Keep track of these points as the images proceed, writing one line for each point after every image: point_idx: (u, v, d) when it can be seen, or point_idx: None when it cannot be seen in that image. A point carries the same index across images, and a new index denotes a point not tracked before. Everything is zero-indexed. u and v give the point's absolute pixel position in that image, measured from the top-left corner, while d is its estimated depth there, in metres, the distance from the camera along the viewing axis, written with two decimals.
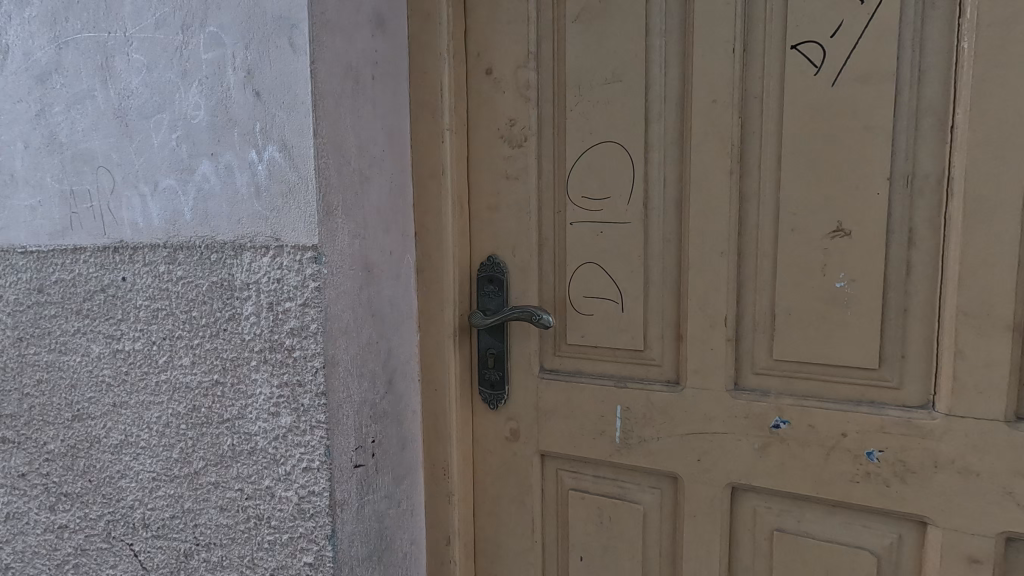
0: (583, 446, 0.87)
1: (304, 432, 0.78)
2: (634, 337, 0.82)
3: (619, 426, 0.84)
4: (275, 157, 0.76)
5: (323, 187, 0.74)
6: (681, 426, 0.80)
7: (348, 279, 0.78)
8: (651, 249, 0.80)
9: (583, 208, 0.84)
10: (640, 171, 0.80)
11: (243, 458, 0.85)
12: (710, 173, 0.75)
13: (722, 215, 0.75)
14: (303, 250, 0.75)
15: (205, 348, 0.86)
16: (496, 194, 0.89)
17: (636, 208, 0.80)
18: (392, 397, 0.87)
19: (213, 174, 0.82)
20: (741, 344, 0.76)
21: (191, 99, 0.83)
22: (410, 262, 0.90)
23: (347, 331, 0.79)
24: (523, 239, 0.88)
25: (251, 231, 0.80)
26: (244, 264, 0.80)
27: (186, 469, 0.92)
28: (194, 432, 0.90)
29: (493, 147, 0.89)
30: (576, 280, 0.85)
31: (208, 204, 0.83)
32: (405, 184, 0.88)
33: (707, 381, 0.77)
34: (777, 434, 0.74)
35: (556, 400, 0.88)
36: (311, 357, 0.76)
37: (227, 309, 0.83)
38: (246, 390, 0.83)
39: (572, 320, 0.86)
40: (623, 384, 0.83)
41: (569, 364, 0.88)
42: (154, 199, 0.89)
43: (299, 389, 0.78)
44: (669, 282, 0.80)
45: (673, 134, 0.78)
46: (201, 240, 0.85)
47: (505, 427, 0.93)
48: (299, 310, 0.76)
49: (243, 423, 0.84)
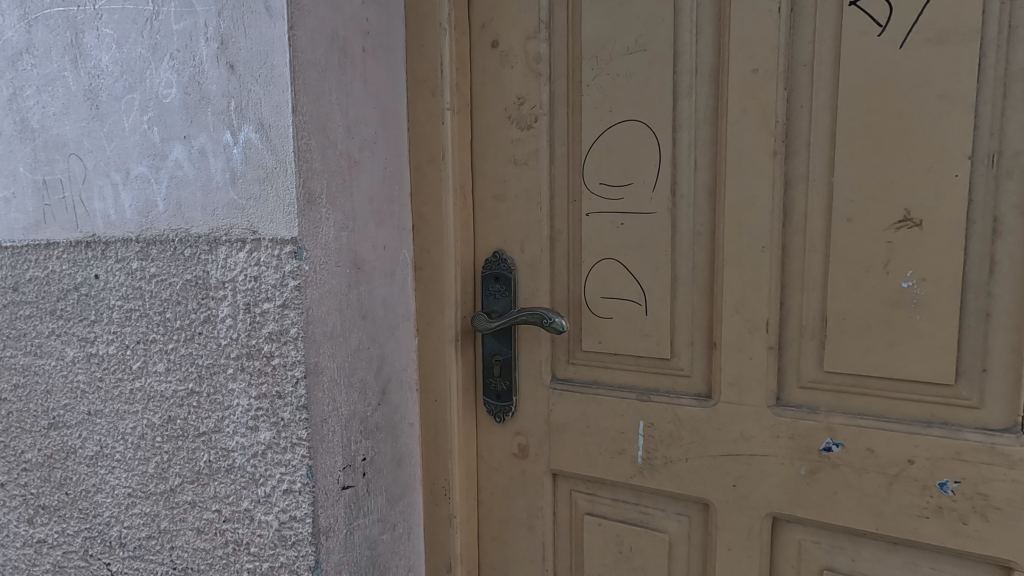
0: (600, 466, 0.77)
1: (284, 450, 0.69)
2: (659, 344, 0.72)
3: (641, 445, 0.74)
4: (252, 139, 0.67)
5: (305, 171, 0.65)
6: (713, 447, 0.69)
7: (334, 276, 0.69)
8: (679, 243, 0.70)
9: (601, 197, 0.74)
10: (667, 153, 0.70)
11: (220, 476, 0.76)
12: (749, 154, 0.65)
13: (763, 204, 0.64)
14: (282, 244, 0.66)
15: (180, 354, 0.78)
16: (503, 182, 0.80)
17: (662, 197, 0.70)
18: (385, 408, 0.78)
19: (186, 159, 0.73)
20: (785, 353, 0.65)
21: (162, 76, 0.74)
22: (406, 258, 0.80)
23: (332, 336, 0.69)
24: (533, 232, 0.78)
25: (227, 223, 0.71)
26: (219, 260, 0.72)
27: (162, 486, 0.84)
28: (170, 446, 0.82)
29: (500, 130, 0.79)
30: (593, 278, 0.75)
31: (181, 193, 0.75)
32: (401, 170, 0.79)
33: (745, 396, 0.67)
34: (828, 459, 0.63)
35: (570, 414, 0.78)
36: (291, 366, 0.67)
37: (202, 310, 0.74)
38: (223, 401, 0.74)
39: (588, 324, 0.76)
40: (646, 397, 0.73)
41: (584, 374, 0.78)
42: (126, 189, 0.81)
43: (278, 402, 0.69)
44: (700, 281, 0.69)
45: (705, 110, 0.68)
46: (174, 234, 0.76)
47: (513, 442, 0.83)
48: (278, 311, 0.67)
49: (220, 437, 0.75)
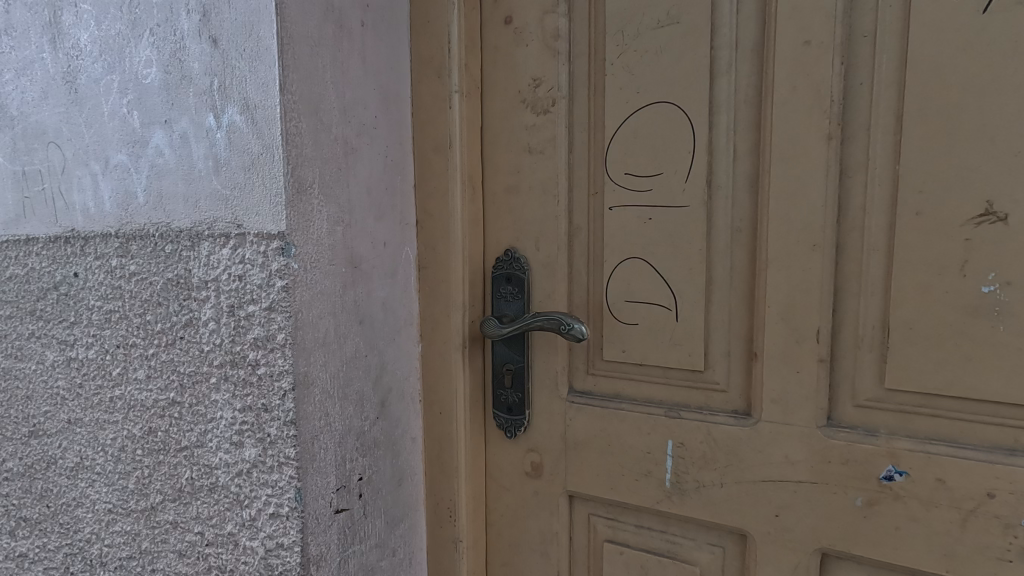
0: (622, 489, 0.69)
1: (271, 469, 0.62)
2: (691, 354, 0.64)
3: (669, 467, 0.66)
4: (236, 122, 0.60)
5: (294, 157, 0.57)
6: (753, 471, 0.61)
7: (327, 276, 0.61)
8: (715, 241, 0.62)
9: (626, 189, 0.66)
10: (702, 140, 0.62)
11: (202, 495, 0.69)
12: (800, 139, 0.56)
13: (814, 196, 0.56)
14: (269, 240, 0.59)
15: (161, 361, 0.71)
16: (517, 173, 0.72)
17: (696, 189, 0.62)
18: (384, 422, 0.70)
19: (167, 146, 0.67)
20: (839, 366, 0.57)
21: (143, 55, 0.67)
22: (409, 256, 0.73)
23: (324, 342, 0.62)
24: (550, 228, 0.71)
25: (210, 216, 0.64)
26: (202, 257, 0.65)
27: (143, 504, 0.77)
28: (151, 460, 0.75)
29: (514, 116, 0.72)
30: (616, 279, 0.67)
31: (162, 183, 0.68)
32: (404, 160, 0.72)
33: (791, 415, 0.59)
34: (888, 489, 0.55)
35: (589, 431, 0.71)
36: (278, 376, 0.60)
37: (184, 313, 0.67)
38: (205, 414, 0.67)
39: (610, 331, 0.68)
40: (676, 413, 0.65)
41: (605, 386, 0.70)
42: (105, 179, 0.75)
43: (264, 416, 0.61)
44: (739, 284, 0.62)
45: (747, 89, 0.60)
46: (155, 228, 0.69)
47: (525, 460, 0.75)
48: (263, 315, 0.60)
49: (202, 453, 0.68)
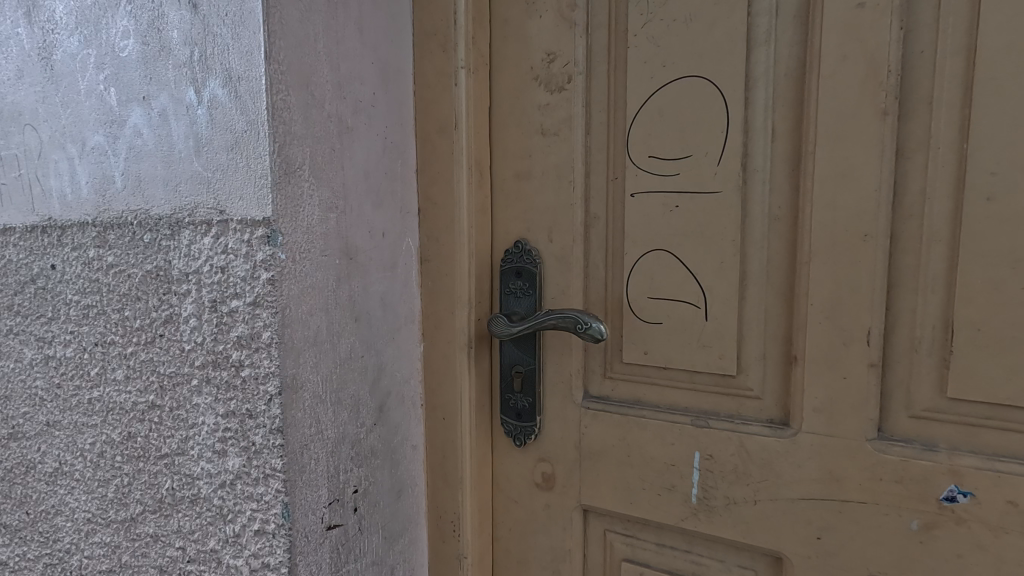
0: (643, 505, 0.63)
1: (256, 482, 0.56)
2: (721, 357, 0.58)
3: (696, 481, 0.60)
4: (218, 96, 0.54)
5: (281, 134, 0.51)
6: (791, 488, 0.55)
7: (318, 268, 0.55)
8: (749, 231, 0.56)
9: (650, 173, 0.60)
10: (737, 118, 0.55)
11: (184, 507, 0.63)
12: (850, 115, 0.50)
13: (866, 179, 0.50)
14: (252, 227, 0.53)
15: (140, 360, 0.65)
16: (528, 158, 0.66)
17: (729, 173, 0.56)
18: (381, 429, 0.64)
19: (145, 125, 0.61)
20: (892, 372, 0.51)
21: (120, 26, 0.61)
22: (410, 247, 0.67)
23: (315, 342, 0.56)
24: (564, 218, 0.64)
25: (191, 201, 0.58)
26: (182, 246, 0.59)
27: (123, 514, 0.71)
28: (131, 468, 0.69)
29: (525, 94, 0.66)
30: (638, 274, 0.61)
31: (140, 166, 0.62)
32: (405, 143, 0.66)
33: (837, 426, 0.52)
34: (949, 512, 0.49)
35: (606, 440, 0.64)
36: (263, 379, 0.54)
37: (164, 308, 0.61)
38: (186, 419, 0.61)
39: (630, 331, 0.62)
40: (703, 422, 0.59)
41: (624, 391, 0.64)
42: (82, 163, 0.69)
43: (249, 423, 0.55)
44: (777, 279, 0.55)
45: (788, 60, 0.53)
46: (133, 216, 0.63)
47: (535, 470, 0.69)
48: (248, 311, 0.54)
49: (183, 462, 0.62)
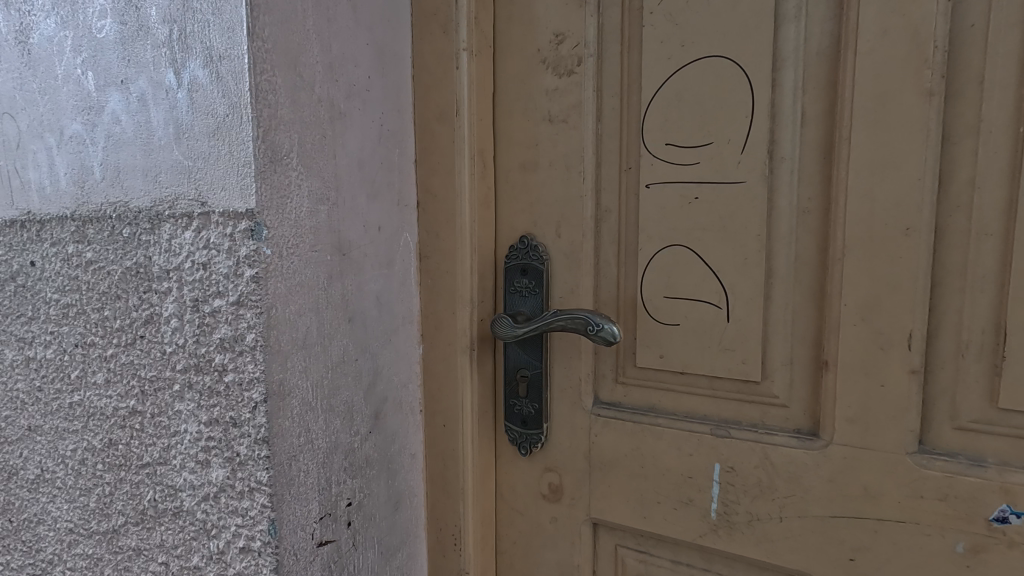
0: (658, 519, 0.58)
1: (240, 496, 0.51)
2: (745, 362, 0.53)
3: (716, 495, 0.55)
4: (198, 77, 0.50)
5: (266, 118, 0.47)
6: (821, 504, 0.51)
7: (307, 265, 0.51)
8: (776, 225, 0.51)
9: (667, 162, 0.55)
10: (763, 102, 0.51)
11: (167, 520, 0.59)
12: (891, 96, 0.45)
13: (908, 167, 0.45)
14: (235, 220, 0.48)
15: (121, 363, 0.61)
16: (534, 147, 0.62)
17: (754, 161, 0.51)
18: (377, 437, 0.60)
19: (123, 111, 0.57)
20: (935, 380, 0.46)
21: (98, 5, 0.57)
22: (408, 243, 0.63)
23: (304, 345, 0.51)
24: (573, 211, 0.60)
25: (171, 192, 0.53)
26: (162, 241, 0.54)
27: (105, 525, 0.67)
28: (113, 477, 0.65)
29: (532, 79, 0.61)
30: (654, 272, 0.57)
31: (119, 156, 0.58)
32: (403, 130, 0.62)
33: (873, 438, 0.48)
34: (1000, 533, 0.44)
35: (618, 450, 0.60)
36: (248, 385, 0.49)
37: (144, 308, 0.57)
38: (168, 427, 0.57)
39: (645, 333, 0.58)
40: (724, 432, 0.55)
41: (638, 397, 0.59)
42: (60, 154, 0.65)
43: (233, 432, 0.51)
44: (807, 276, 0.51)
45: (820, 38, 0.48)
46: (112, 209, 0.59)
47: (542, 481, 0.65)
48: (231, 311, 0.49)
49: (166, 472, 0.58)
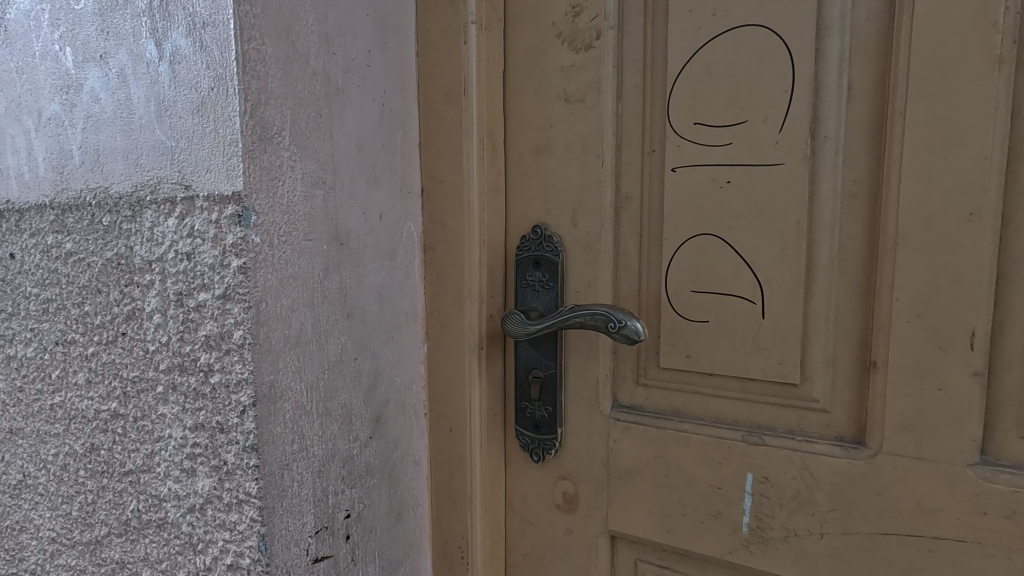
0: (683, 533, 0.54)
1: (229, 508, 0.47)
2: (781, 362, 0.48)
3: (748, 508, 0.51)
4: (181, 47, 0.45)
5: (255, 91, 0.42)
6: (868, 520, 0.46)
7: (301, 255, 0.46)
8: (818, 211, 0.46)
9: (695, 144, 0.50)
10: (805, 75, 0.46)
11: (152, 532, 0.55)
12: (952, 66, 0.41)
13: (971, 146, 0.41)
14: (221, 205, 0.44)
15: (102, 363, 0.57)
16: (549, 129, 0.57)
17: (793, 141, 0.46)
18: (378, 443, 0.55)
19: (102, 89, 0.52)
20: (999, 383, 0.42)
21: None
22: (412, 233, 0.58)
23: (298, 343, 0.47)
24: (591, 198, 0.55)
25: (153, 176, 0.49)
26: (144, 230, 0.50)
27: (88, 535, 0.63)
28: (95, 485, 0.60)
29: (546, 55, 0.56)
30: (680, 264, 0.52)
31: (99, 138, 0.53)
32: (406, 111, 0.57)
33: (927, 447, 0.43)
34: None
35: (640, 458, 0.55)
36: (235, 388, 0.45)
37: (126, 303, 0.53)
38: (152, 431, 0.53)
39: (669, 330, 0.53)
40: (757, 439, 0.50)
41: (661, 400, 0.55)
42: (37, 137, 0.59)
43: (220, 438, 0.47)
44: (853, 268, 0.46)
45: (871, 2, 0.43)
46: (92, 195, 0.55)
47: (555, 490, 0.60)
48: (217, 306, 0.45)
49: (149, 481, 0.54)
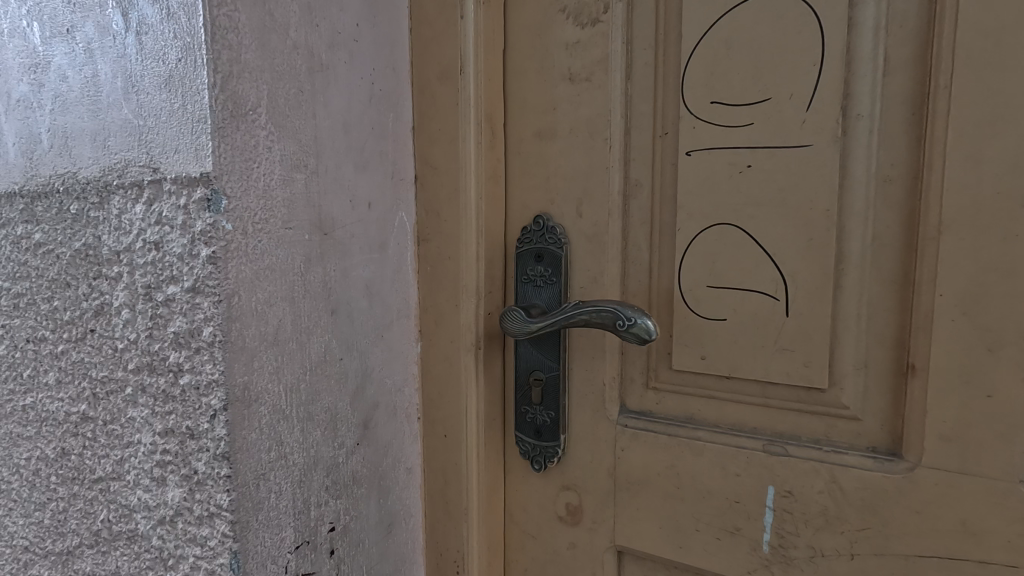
0: (697, 550, 0.49)
1: (200, 522, 0.43)
2: (807, 365, 0.44)
3: (769, 525, 0.46)
4: (148, 17, 0.41)
5: (226, 62, 0.38)
6: (904, 540, 0.42)
7: (280, 245, 0.42)
8: (849, 199, 0.42)
9: (712, 125, 0.46)
10: (836, 47, 0.41)
11: (123, 545, 0.51)
12: (1006, 34, 0.36)
13: None
14: (189, 189, 0.40)
15: (72, 362, 0.53)
16: (552, 112, 0.53)
17: (822, 120, 0.42)
18: (366, 450, 0.51)
19: (70, 66, 0.48)
20: None
21: None
22: (404, 223, 0.54)
23: (275, 341, 0.43)
24: (597, 186, 0.51)
25: (120, 159, 0.45)
26: (112, 217, 0.46)
27: (59, 546, 0.59)
28: (66, 492, 0.56)
29: (549, 31, 0.52)
30: (695, 257, 0.47)
31: (67, 120, 0.49)
32: (397, 91, 0.53)
33: (974, 461, 0.39)
34: None
35: (649, 469, 0.51)
36: (206, 390, 0.41)
37: (94, 297, 0.49)
38: (121, 436, 0.49)
39: (683, 330, 0.49)
40: (779, 449, 0.45)
41: (673, 405, 0.50)
42: (6, 120, 0.55)
43: (189, 445, 0.43)
44: (889, 261, 0.41)
45: None
46: (61, 181, 0.51)
47: (558, 501, 0.56)
48: (186, 299, 0.41)
49: (119, 490, 0.50)
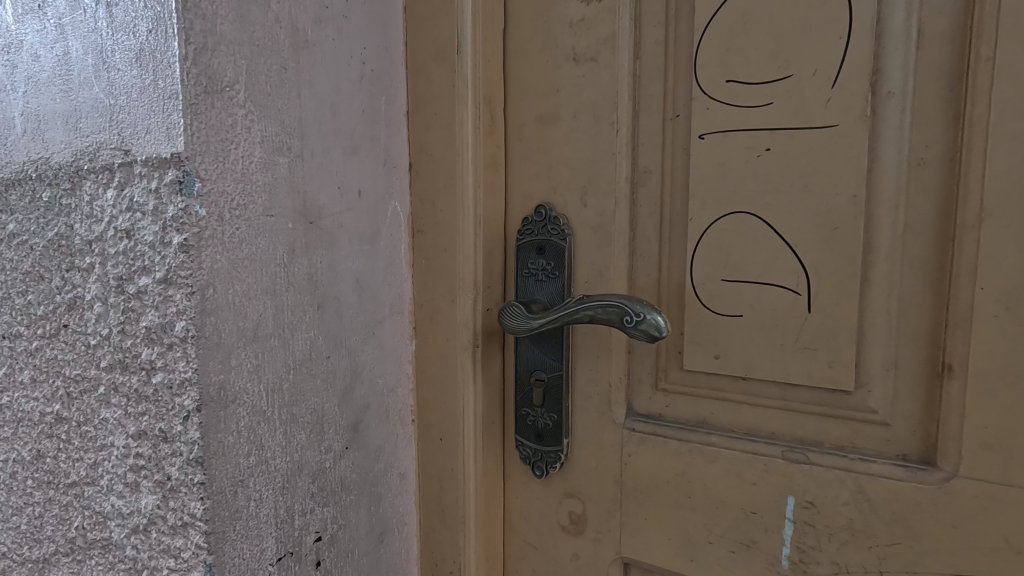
0: (710, 564, 0.46)
1: (174, 531, 0.40)
2: (831, 365, 0.40)
3: (790, 538, 0.43)
4: None
5: (198, 34, 0.35)
6: (938, 557, 0.38)
7: (260, 234, 0.39)
8: (878, 184, 0.38)
9: (728, 105, 0.43)
10: (864, 19, 0.38)
11: (98, 554, 0.48)
12: None
13: None
14: (160, 172, 0.36)
15: (46, 359, 0.50)
16: (555, 95, 0.49)
17: (849, 99, 0.39)
18: (355, 454, 0.48)
19: (42, 45, 0.45)
20: None
21: None
22: (397, 213, 0.51)
23: (255, 337, 0.40)
24: (602, 173, 0.48)
25: (92, 141, 0.42)
26: (84, 204, 0.43)
27: (35, 553, 0.56)
28: (42, 496, 0.53)
29: (553, 8, 0.49)
30: (708, 248, 0.44)
31: (40, 102, 0.47)
32: (390, 73, 0.50)
33: (1017, 471, 0.36)
34: None
35: (658, 476, 0.47)
36: (179, 390, 0.38)
37: (67, 290, 0.46)
38: (95, 439, 0.46)
39: (694, 327, 0.45)
40: (800, 456, 0.42)
41: (684, 408, 0.47)
42: None
43: (163, 449, 0.39)
44: (922, 252, 0.38)
45: None
46: (32, 167, 0.47)
47: (561, 509, 0.53)
48: (158, 291, 0.38)
49: (93, 496, 0.47)
